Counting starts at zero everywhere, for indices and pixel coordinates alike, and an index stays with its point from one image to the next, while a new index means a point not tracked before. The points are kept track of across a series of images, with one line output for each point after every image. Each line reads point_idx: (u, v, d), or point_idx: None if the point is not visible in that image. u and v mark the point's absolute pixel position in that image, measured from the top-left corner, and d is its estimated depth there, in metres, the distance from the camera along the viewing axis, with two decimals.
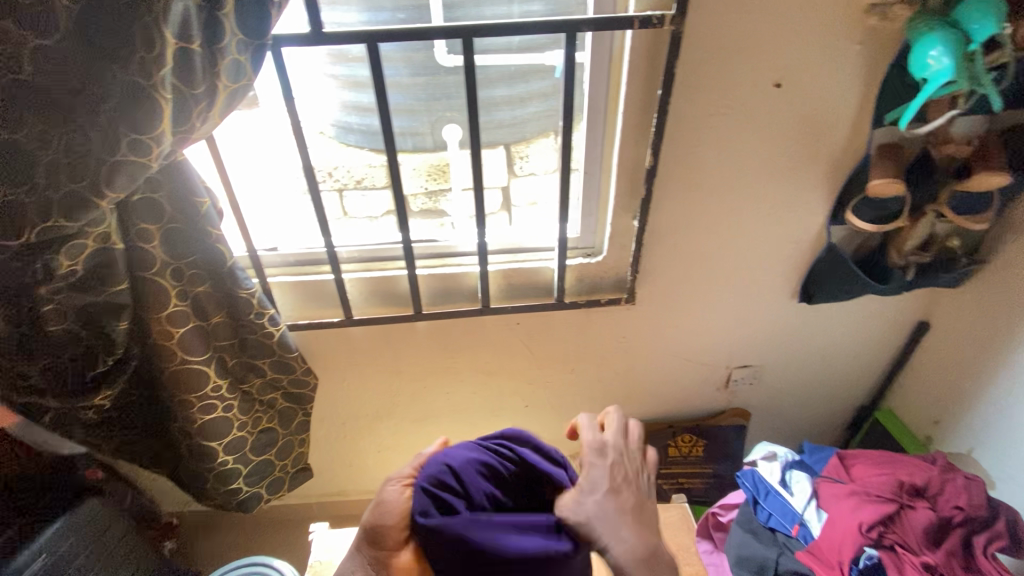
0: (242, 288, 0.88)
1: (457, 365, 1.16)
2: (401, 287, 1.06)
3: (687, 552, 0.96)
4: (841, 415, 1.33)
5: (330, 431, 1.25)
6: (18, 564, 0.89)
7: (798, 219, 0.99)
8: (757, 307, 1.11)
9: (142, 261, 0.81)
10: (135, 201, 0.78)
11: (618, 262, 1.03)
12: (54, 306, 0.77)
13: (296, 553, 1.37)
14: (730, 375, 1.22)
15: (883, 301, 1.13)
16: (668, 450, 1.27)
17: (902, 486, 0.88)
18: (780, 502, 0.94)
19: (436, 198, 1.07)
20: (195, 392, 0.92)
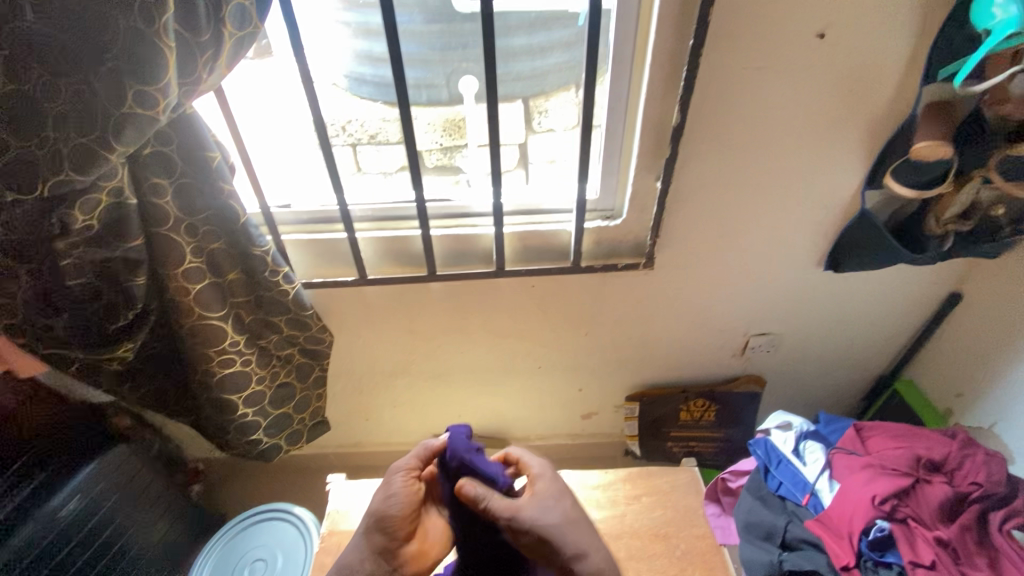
0: (256, 245, 0.88)
1: (471, 326, 1.16)
2: (415, 246, 1.04)
3: (694, 514, 0.97)
4: (858, 385, 1.31)
5: (346, 387, 1.28)
6: (54, 505, 0.98)
7: (830, 182, 0.94)
8: (780, 275, 1.08)
9: (155, 216, 0.80)
10: (147, 154, 0.77)
11: (637, 226, 1.00)
12: (73, 260, 0.77)
13: (315, 500, 1.43)
14: (748, 343, 1.20)
15: (914, 271, 1.08)
16: (679, 414, 1.28)
17: (919, 461, 0.87)
18: (791, 471, 0.95)
19: (451, 153, 1.02)
20: (214, 346, 0.93)
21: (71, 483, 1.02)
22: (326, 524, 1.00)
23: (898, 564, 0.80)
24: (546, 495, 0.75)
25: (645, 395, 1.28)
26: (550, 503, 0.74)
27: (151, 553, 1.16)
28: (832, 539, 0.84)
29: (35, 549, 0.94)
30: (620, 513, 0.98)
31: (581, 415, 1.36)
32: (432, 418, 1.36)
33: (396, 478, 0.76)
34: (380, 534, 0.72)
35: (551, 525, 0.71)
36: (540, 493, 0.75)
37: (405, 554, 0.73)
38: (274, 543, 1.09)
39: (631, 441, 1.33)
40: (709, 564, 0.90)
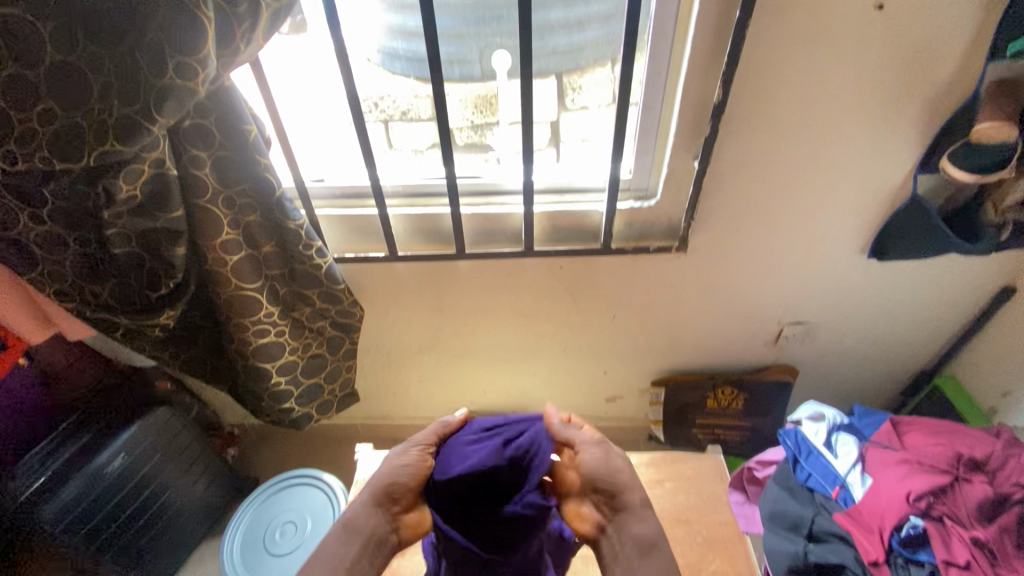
0: (290, 219, 0.90)
1: (498, 306, 1.16)
2: (444, 224, 1.04)
3: (717, 502, 0.96)
4: (896, 380, 1.27)
5: (375, 361, 1.31)
6: (98, 463, 1.03)
7: (879, 166, 0.90)
8: (819, 262, 1.04)
9: (194, 188, 0.82)
10: (186, 126, 0.78)
11: (671, 207, 0.97)
12: (118, 230, 0.80)
13: (342, 469, 1.48)
14: (781, 332, 1.17)
15: (966, 262, 1.03)
16: (706, 401, 1.26)
17: (960, 459, 0.83)
18: (821, 463, 0.92)
19: (481, 131, 1.01)
20: (249, 316, 0.96)
21: (115, 443, 1.06)
22: (353, 492, 1.03)
23: (930, 562, 0.77)
24: (596, 445, 0.78)
25: (671, 380, 1.27)
26: (603, 459, 0.76)
27: (190, 505, 1.24)
28: (862, 534, 0.82)
29: (83, 499, 1.00)
30: None
31: (606, 398, 1.36)
32: (457, 394, 1.38)
33: (408, 449, 0.79)
34: (387, 500, 0.77)
35: (610, 477, 0.75)
36: (588, 447, 0.77)
37: (404, 520, 0.78)
38: (303, 507, 1.13)
39: (655, 426, 1.32)
40: (732, 551, 0.90)
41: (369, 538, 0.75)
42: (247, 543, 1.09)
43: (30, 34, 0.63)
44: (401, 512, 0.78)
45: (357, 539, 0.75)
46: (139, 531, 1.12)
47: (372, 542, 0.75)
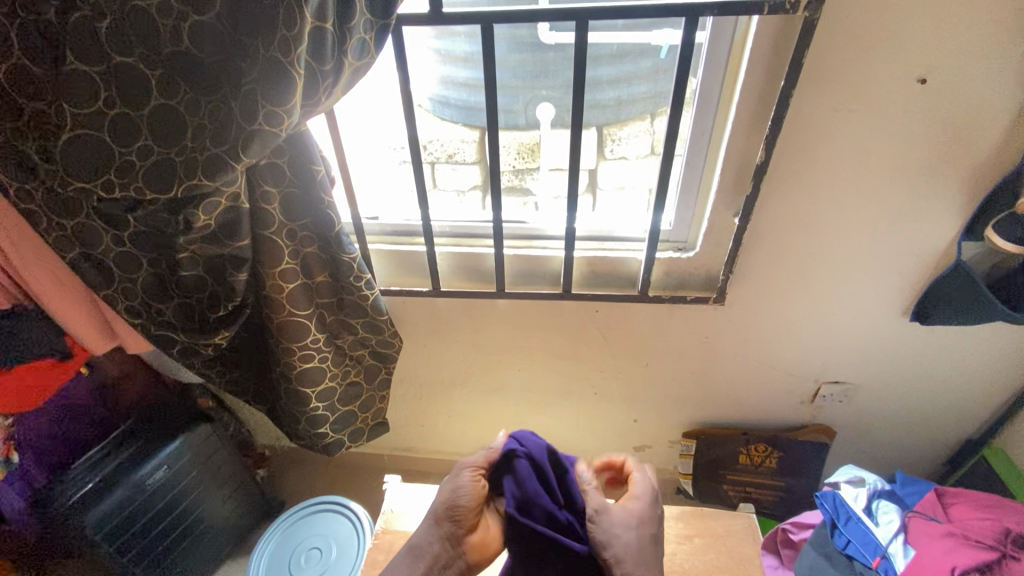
0: (346, 252, 0.95)
1: (532, 346, 1.18)
2: (487, 264, 1.08)
3: (748, 562, 0.94)
4: (940, 448, 1.22)
5: (407, 393, 1.34)
6: (142, 474, 1.07)
7: (921, 231, 0.90)
8: (860, 322, 1.03)
9: (262, 220, 0.89)
10: (262, 165, 0.85)
11: (709, 259, 0.99)
12: (189, 254, 0.88)
13: (368, 498, 1.49)
14: (818, 391, 1.15)
15: (1014, 331, 1.00)
16: (739, 457, 1.23)
17: (1008, 535, 0.76)
18: (860, 530, 0.86)
19: (523, 176, 1.10)
20: (297, 341, 1.01)
21: (159, 455, 1.10)
22: (380, 523, 1.04)
23: None
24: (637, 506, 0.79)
25: (704, 433, 1.25)
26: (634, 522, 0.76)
27: (217, 524, 1.26)
28: None
29: (127, 507, 1.04)
30: (670, 550, 0.96)
31: (634, 446, 1.35)
32: (485, 431, 1.39)
33: (463, 472, 0.80)
34: (449, 521, 0.78)
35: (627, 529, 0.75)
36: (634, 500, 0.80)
37: (467, 544, 0.78)
38: (330, 535, 1.14)
39: (684, 479, 1.30)
40: None
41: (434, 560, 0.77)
42: (272, 567, 1.10)
43: (140, 81, 0.71)
44: (465, 534, 0.78)
45: (421, 563, 0.77)
46: (167, 545, 1.14)
47: (436, 564, 0.77)
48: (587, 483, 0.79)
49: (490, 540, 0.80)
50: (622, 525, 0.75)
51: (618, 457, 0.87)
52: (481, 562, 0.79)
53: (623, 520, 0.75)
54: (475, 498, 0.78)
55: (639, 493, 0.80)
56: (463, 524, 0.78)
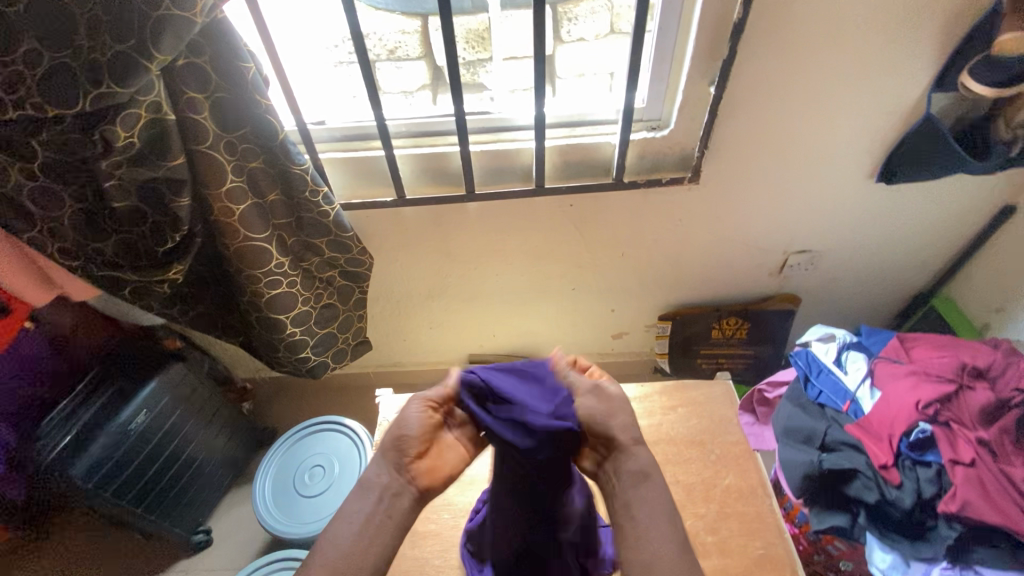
0: (295, 163, 0.87)
1: (507, 248, 1.16)
2: (452, 163, 1.01)
3: (727, 422, 1.01)
4: (893, 303, 1.31)
5: (384, 310, 1.31)
6: (123, 420, 1.03)
7: (894, 86, 0.88)
8: (828, 189, 1.04)
9: (196, 133, 0.79)
10: (181, 65, 0.74)
11: (684, 137, 0.95)
12: (116, 181, 0.77)
13: (358, 414, 1.51)
14: (786, 261, 1.19)
15: (968, 183, 1.04)
16: (711, 332, 1.29)
17: (964, 369, 0.82)
18: (831, 381, 0.90)
19: (474, 69, 1.01)
20: (261, 268, 0.95)
21: (137, 399, 1.06)
22: (379, 434, 1.05)
23: (937, 462, 0.75)
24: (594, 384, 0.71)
25: (678, 314, 1.30)
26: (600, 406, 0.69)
27: (213, 458, 1.27)
28: (871, 442, 0.79)
29: (115, 454, 1.02)
30: (656, 421, 1.02)
31: (613, 334, 1.39)
32: (467, 338, 1.40)
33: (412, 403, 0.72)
34: (394, 451, 0.69)
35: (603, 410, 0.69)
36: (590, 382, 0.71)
37: (416, 470, 0.69)
38: (330, 451, 1.16)
39: (661, 359, 1.37)
40: (744, 467, 0.95)
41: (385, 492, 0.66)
42: (278, 487, 1.12)
43: None
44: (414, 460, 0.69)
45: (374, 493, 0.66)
46: (168, 483, 1.15)
47: (387, 493, 0.66)
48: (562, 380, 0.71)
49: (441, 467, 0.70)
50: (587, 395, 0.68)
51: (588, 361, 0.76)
52: (434, 487, 0.69)
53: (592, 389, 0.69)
54: (427, 426, 0.70)
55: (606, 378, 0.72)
56: (410, 451, 0.69)
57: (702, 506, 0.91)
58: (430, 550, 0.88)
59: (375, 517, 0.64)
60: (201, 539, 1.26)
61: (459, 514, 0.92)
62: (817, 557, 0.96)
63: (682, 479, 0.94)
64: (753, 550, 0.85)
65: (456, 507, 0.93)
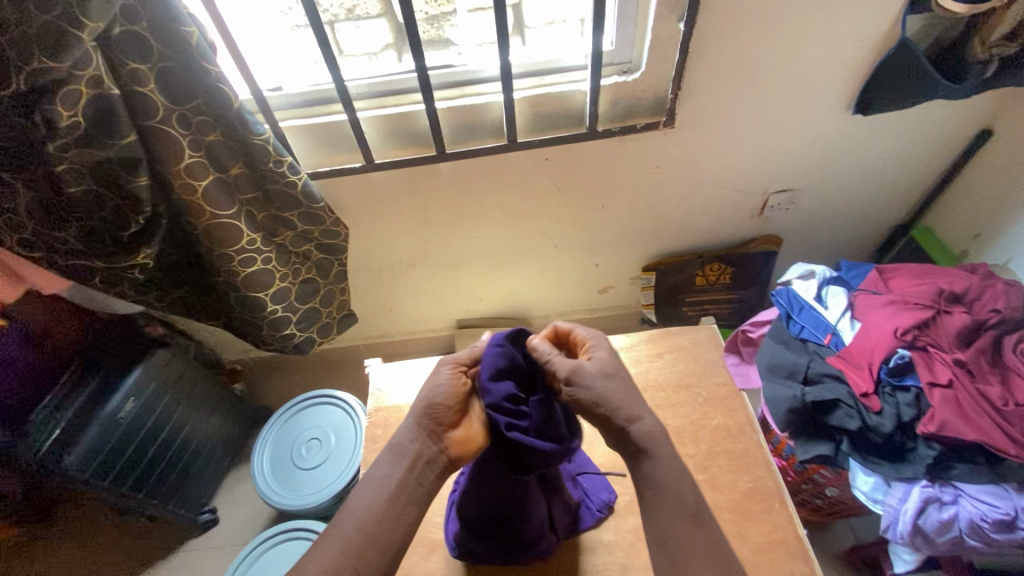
0: (254, 133, 0.82)
1: (485, 209, 1.13)
2: (419, 124, 0.97)
3: (713, 365, 1.02)
4: (873, 237, 1.32)
5: (367, 281, 1.30)
6: (111, 409, 1.03)
7: (868, 10, 0.85)
8: (805, 124, 1.02)
9: (144, 109, 0.75)
10: (117, 34, 0.70)
11: (656, 79, 0.92)
12: (68, 165, 0.74)
13: (351, 387, 1.51)
14: (766, 203, 1.18)
15: (946, 108, 1.03)
16: (695, 279, 1.30)
17: (941, 294, 0.83)
18: (814, 316, 0.90)
19: (439, 23, 0.89)
20: (233, 245, 0.92)
21: (123, 388, 1.05)
22: (371, 403, 1.05)
23: (915, 387, 0.76)
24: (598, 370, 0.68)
25: (662, 263, 1.30)
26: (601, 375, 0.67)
27: (208, 440, 1.27)
28: (852, 372, 0.80)
29: (107, 444, 1.02)
30: (644, 369, 1.03)
31: (600, 289, 1.39)
32: (453, 303, 1.40)
33: (443, 369, 0.73)
34: (427, 419, 0.69)
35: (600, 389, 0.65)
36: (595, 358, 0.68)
37: (450, 438, 0.69)
38: (323, 424, 1.17)
39: (648, 309, 1.38)
40: (731, 406, 0.97)
41: (416, 457, 0.68)
42: (276, 461, 1.13)
43: None
44: (447, 430, 0.69)
45: (404, 460, 0.67)
46: (166, 468, 1.16)
47: (420, 460, 0.68)
48: (547, 355, 0.69)
49: (474, 438, 0.70)
50: (597, 379, 0.66)
51: (562, 326, 0.75)
52: (468, 455, 0.69)
53: (599, 372, 0.66)
54: (459, 393, 0.70)
55: (595, 345, 0.71)
56: (445, 421, 0.69)
57: (691, 447, 0.93)
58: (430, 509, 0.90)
59: (407, 483, 0.66)
60: (208, 518, 1.27)
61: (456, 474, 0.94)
62: (805, 486, 1.00)
63: (672, 423, 0.96)
64: (742, 484, 0.88)
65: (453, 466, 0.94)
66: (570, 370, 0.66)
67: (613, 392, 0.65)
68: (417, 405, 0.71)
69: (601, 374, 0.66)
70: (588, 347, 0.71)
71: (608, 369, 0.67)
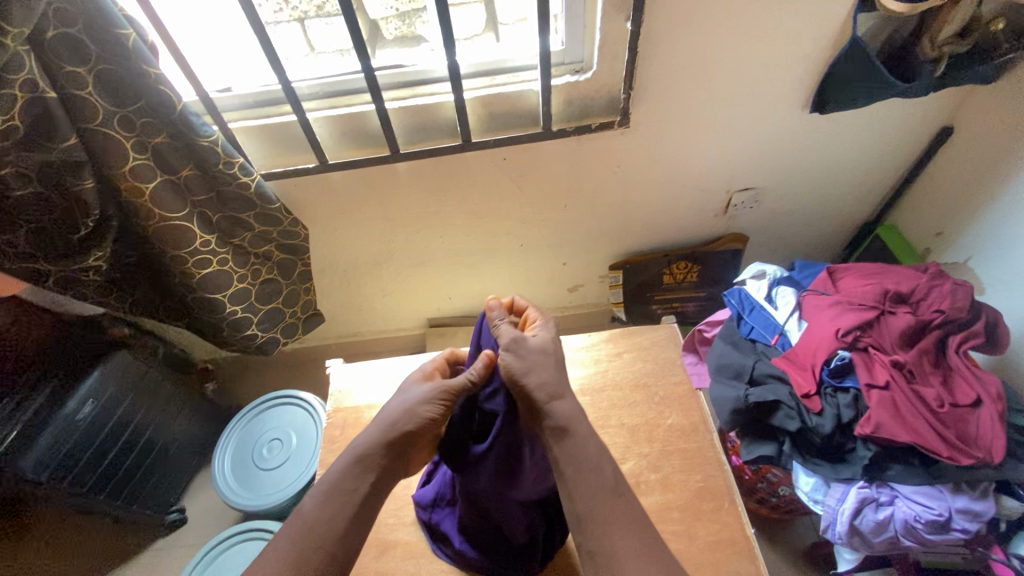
0: (201, 135, 0.82)
1: (446, 208, 1.13)
2: (372, 124, 0.97)
3: (671, 365, 1.03)
4: (840, 235, 1.32)
5: (334, 281, 1.29)
6: (70, 410, 1.03)
7: (817, 9, 0.85)
8: (762, 123, 1.02)
9: (84, 111, 0.75)
10: (51, 37, 0.69)
11: (608, 78, 0.92)
12: (11, 169, 0.73)
13: (323, 385, 1.51)
14: (730, 201, 1.18)
15: (905, 105, 1.02)
16: (663, 278, 1.30)
17: (887, 295, 0.84)
18: (763, 317, 0.93)
19: (410, 20, 0.93)
20: (186, 247, 0.92)
21: (83, 389, 1.06)
22: (331, 403, 1.05)
23: (854, 388, 0.78)
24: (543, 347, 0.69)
25: (629, 262, 1.30)
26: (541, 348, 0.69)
27: (174, 440, 1.27)
28: (796, 372, 0.82)
29: (66, 444, 1.02)
30: (603, 368, 1.03)
31: (568, 288, 1.39)
32: (422, 303, 1.40)
33: (427, 401, 0.70)
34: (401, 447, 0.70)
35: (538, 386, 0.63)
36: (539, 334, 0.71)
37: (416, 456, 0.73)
38: (285, 424, 1.17)
39: (617, 308, 1.38)
40: (686, 406, 0.97)
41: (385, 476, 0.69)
42: (237, 462, 1.13)
43: None
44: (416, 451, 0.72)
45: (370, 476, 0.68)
46: (131, 468, 1.16)
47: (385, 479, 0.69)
48: (497, 321, 0.71)
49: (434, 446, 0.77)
50: (534, 353, 0.67)
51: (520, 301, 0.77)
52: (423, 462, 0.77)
53: (538, 347, 0.68)
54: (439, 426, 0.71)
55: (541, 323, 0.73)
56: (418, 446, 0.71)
57: (645, 446, 0.93)
58: (384, 509, 0.90)
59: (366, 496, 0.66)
60: (176, 518, 1.30)
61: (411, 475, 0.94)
62: (760, 485, 1.00)
63: (627, 422, 0.96)
64: (693, 483, 0.88)
65: None
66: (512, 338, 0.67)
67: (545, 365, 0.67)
68: (393, 431, 0.69)
69: (539, 349, 0.68)
70: (535, 326, 0.73)
71: (547, 346, 0.70)
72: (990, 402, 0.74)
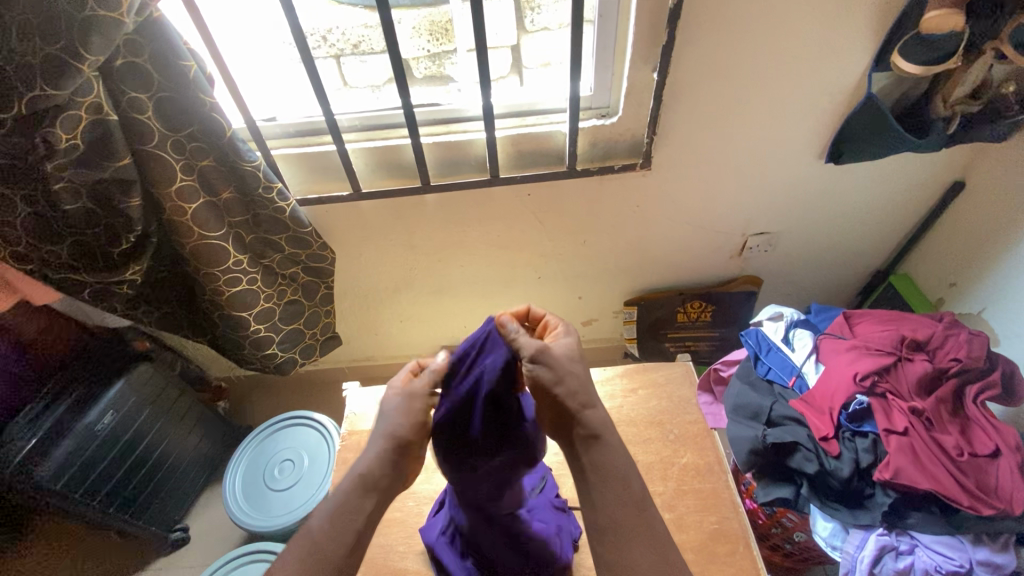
0: (246, 161, 0.86)
1: (469, 239, 1.17)
2: (406, 157, 1.02)
3: (687, 403, 1.03)
4: (853, 281, 1.34)
5: (354, 304, 1.32)
6: (90, 421, 1.05)
7: (833, 68, 0.90)
8: (778, 172, 1.06)
9: (140, 133, 0.80)
10: (120, 66, 0.75)
11: (633, 124, 0.97)
12: (65, 184, 0.78)
13: (334, 408, 1.52)
14: (745, 244, 1.21)
15: (918, 159, 1.06)
16: (677, 316, 1.31)
17: (903, 341, 0.86)
18: (780, 357, 0.94)
19: (439, 61, 1.00)
20: (218, 266, 0.95)
21: (104, 400, 1.08)
22: (345, 426, 1.05)
23: (873, 433, 0.79)
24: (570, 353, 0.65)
25: (644, 299, 1.32)
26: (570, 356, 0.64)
27: (185, 456, 1.28)
28: (814, 416, 0.82)
29: (83, 454, 1.03)
30: (618, 404, 1.04)
31: (582, 322, 1.41)
32: (438, 330, 1.41)
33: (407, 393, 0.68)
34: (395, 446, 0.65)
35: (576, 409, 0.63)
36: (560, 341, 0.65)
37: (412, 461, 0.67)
38: (298, 445, 1.18)
39: (630, 344, 1.39)
40: (701, 445, 0.97)
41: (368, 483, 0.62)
42: (248, 482, 1.13)
43: None
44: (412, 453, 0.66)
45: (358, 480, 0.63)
46: (140, 483, 1.17)
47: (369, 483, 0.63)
48: (514, 335, 0.64)
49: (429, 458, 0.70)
50: (563, 361, 0.63)
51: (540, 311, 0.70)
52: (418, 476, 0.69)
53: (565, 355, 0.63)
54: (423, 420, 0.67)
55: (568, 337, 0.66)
56: (411, 445, 0.66)
57: (659, 484, 0.93)
58: (394, 537, 0.89)
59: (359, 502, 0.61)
60: (179, 537, 1.29)
61: (423, 502, 0.94)
62: (774, 531, 0.99)
63: (641, 459, 0.96)
64: (708, 525, 0.87)
65: (422, 494, 0.94)
66: (537, 350, 0.61)
67: (577, 375, 0.63)
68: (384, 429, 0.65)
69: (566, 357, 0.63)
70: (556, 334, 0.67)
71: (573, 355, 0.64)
72: (1009, 453, 0.74)
